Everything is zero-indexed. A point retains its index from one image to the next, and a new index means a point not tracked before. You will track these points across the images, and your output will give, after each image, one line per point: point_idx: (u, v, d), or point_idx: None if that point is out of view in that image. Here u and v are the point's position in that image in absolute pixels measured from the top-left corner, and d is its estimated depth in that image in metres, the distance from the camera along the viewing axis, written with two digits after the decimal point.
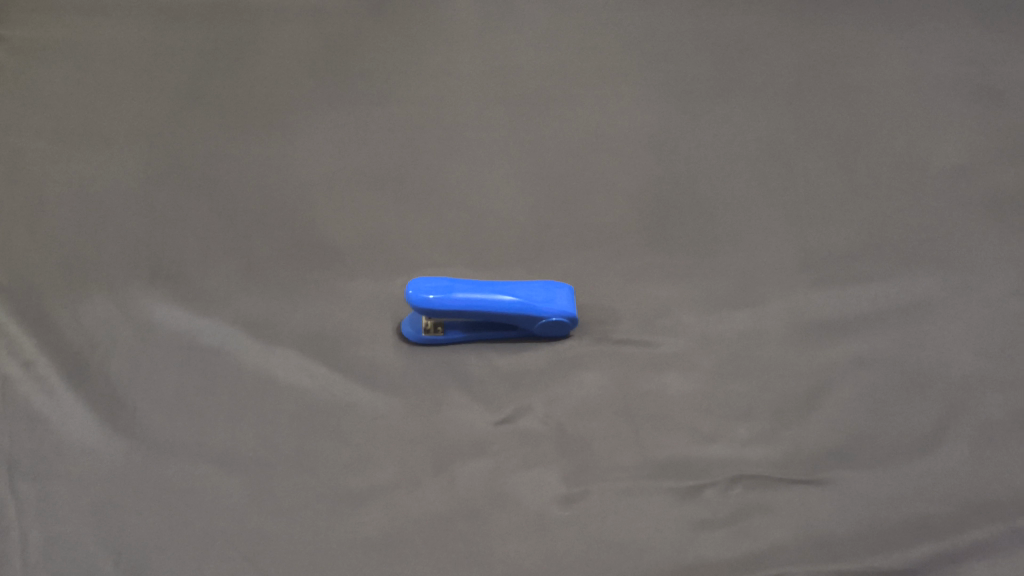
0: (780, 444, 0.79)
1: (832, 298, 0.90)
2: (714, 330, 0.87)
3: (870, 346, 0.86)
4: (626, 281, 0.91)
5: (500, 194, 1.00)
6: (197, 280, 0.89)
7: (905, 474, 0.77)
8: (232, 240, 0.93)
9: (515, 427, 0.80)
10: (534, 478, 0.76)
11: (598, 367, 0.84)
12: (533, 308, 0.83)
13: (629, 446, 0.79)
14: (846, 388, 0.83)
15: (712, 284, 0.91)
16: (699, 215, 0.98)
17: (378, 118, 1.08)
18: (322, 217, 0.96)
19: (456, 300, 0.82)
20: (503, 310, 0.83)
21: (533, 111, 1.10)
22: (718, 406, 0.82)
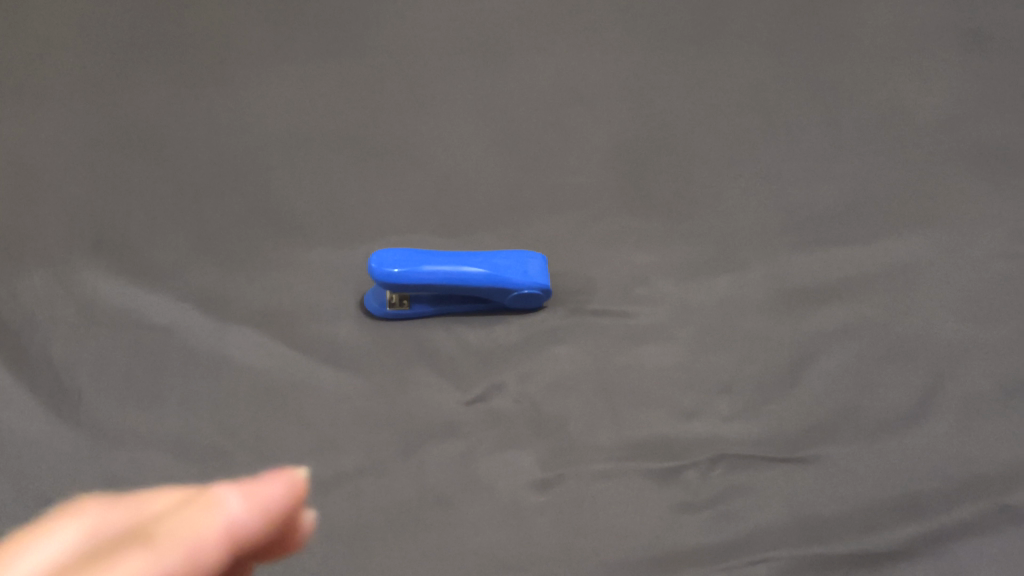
0: (763, 422, 0.76)
1: (816, 261, 0.86)
2: (693, 298, 0.83)
3: (855, 314, 0.83)
4: (601, 246, 0.87)
5: (467, 152, 0.94)
6: (143, 251, 0.83)
7: (889, 450, 0.75)
8: (181, 206, 0.87)
9: (487, 407, 0.76)
10: (507, 463, 0.73)
11: (573, 340, 0.80)
12: (504, 280, 0.79)
13: (606, 426, 0.75)
14: (831, 359, 0.80)
15: (692, 248, 0.87)
16: (678, 172, 0.93)
17: (338, 70, 1.02)
18: (277, 179, 0.90)
19: (421, 275, 0.77)
20: (471, 283, 0.78)
21: (501, 62, 1.04)
22: (698, 381, 0.79)
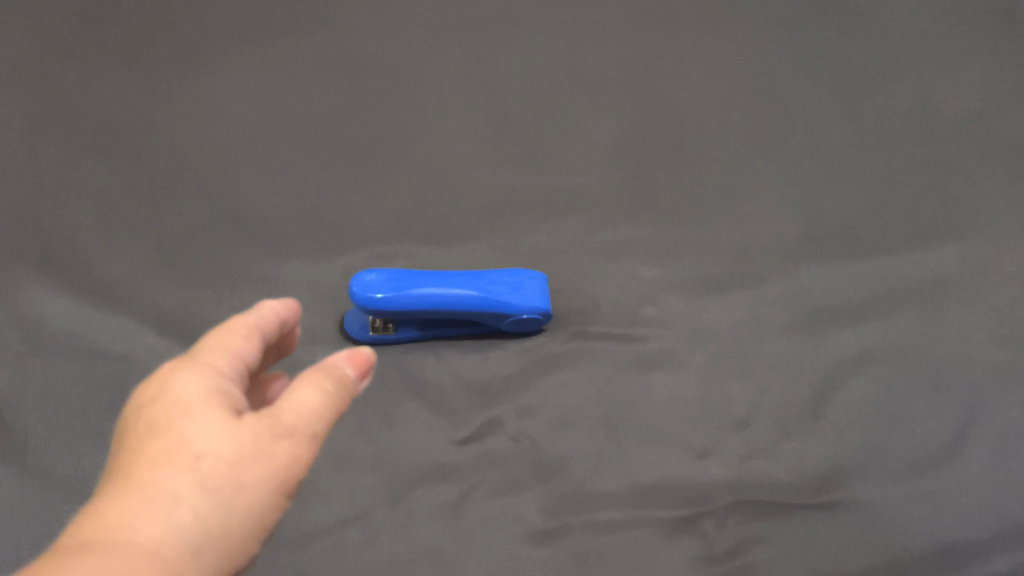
0: (783, 462, 0.69)
1: (837, 276, 0.79)
2: (707, 320, 0.76)
3: (880, 337, 0.76)
4: (604, 258, 0.79)
5: (458, 147, 0.86)
6: (96, 266, 0.74)
7: (925, 490, 0.67)
8: (139, 213, 0.78)
9: (482, 447, 0.69)
10: (505, 514, 0.65)
11: (576, 369, 0.73)
12: (500, 304, 0.71)
13: (613, 469, 0.68)
14: (856, 389, 0.73)
15: (703, 261, 0.80)
16: (686, 175, 0.86)
17: (318, 52, 0.93)
18: (247, 179, 0.81)
19: (410, 300, 0.69)
20: (464, 309, 0.70)
21: (497, 45, 0.96)
22: (713, 416, 0.71)
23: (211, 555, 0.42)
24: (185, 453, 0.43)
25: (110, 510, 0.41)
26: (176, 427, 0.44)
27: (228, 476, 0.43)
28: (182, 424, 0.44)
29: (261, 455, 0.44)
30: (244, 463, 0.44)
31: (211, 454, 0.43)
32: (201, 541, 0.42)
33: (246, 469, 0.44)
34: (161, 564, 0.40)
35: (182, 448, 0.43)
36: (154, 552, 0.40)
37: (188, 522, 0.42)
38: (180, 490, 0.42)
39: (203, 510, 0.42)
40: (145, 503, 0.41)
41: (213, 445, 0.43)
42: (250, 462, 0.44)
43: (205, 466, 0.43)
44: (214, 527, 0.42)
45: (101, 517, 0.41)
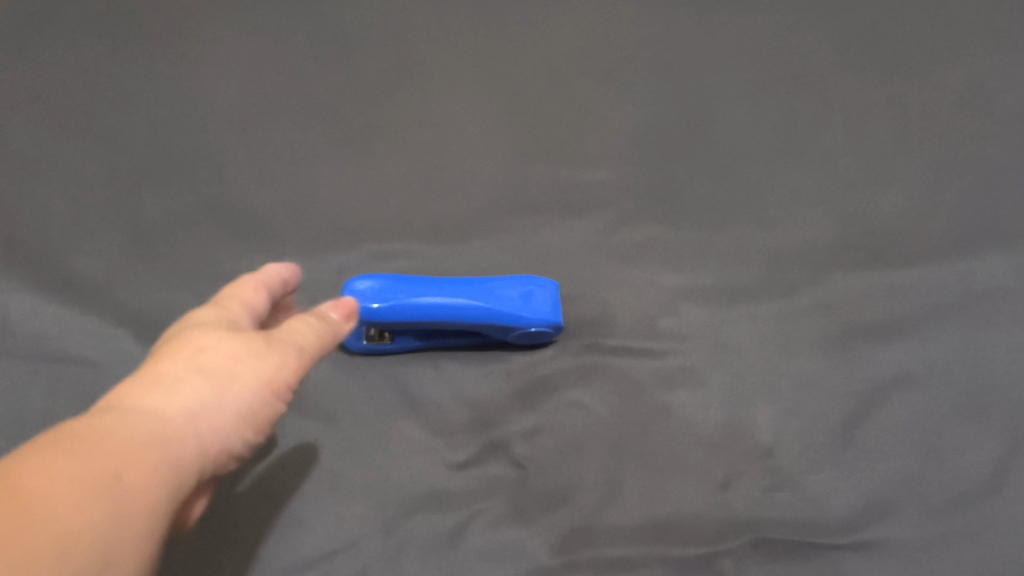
0: (810, 496, 0.62)
1: (875, 286, 0.73)
2: (731, 334, 0.70)
3: (921, 357, 0.69)
4: (618, 264, 0.74)
5: (465, 136, 0.81)
6: (67, 259, 0.68)
7: (969, 529, 0.60)
8: (115, 202, 0.72)
9: (482, 473, 0.63)
10: (505, 547, 0.59)
11: (586, 386, 0.67)
12: (507, 317, 0.65)
13: (624, 500, 0.61)
14: (894, 414, 0.66)
15: (728, 270, 0.74)
16: (711, 172, 0.80)
17: (318, 19, 0.86)
18: (237, 168, 0.76)
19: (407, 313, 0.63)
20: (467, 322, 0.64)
21: (513, 16, 0.89)
22: (736, 441, 0.65)
23: (208, 425, 0.46)
24: (186, 346, 0.49)
25: (117, 391, 0.46)
26: (180, 336, 0.50)
27: (226, 362, 0.49)
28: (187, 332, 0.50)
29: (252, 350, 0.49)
30: (238, 359, 0.49)
31: (211, 346, 0.49)
32: (200, 410, 0.46)
33: (244, 361, 0.49)
34: (165, 414, 0.45)
35: (187, 345, 0.49)
36: (160, 408, 0.45)
37: (191, 395, 0.46)
38: (180, 370, 0.47)
39: (202, 386, 0.47)
40: (150, 380, 0.46)
41: (213, 343, 0.49)
42: (244, 354, 0.49)
43: (204, 356, 0.48)
44: (213, 400, 0.47)
45: (113, 394, 0.46)
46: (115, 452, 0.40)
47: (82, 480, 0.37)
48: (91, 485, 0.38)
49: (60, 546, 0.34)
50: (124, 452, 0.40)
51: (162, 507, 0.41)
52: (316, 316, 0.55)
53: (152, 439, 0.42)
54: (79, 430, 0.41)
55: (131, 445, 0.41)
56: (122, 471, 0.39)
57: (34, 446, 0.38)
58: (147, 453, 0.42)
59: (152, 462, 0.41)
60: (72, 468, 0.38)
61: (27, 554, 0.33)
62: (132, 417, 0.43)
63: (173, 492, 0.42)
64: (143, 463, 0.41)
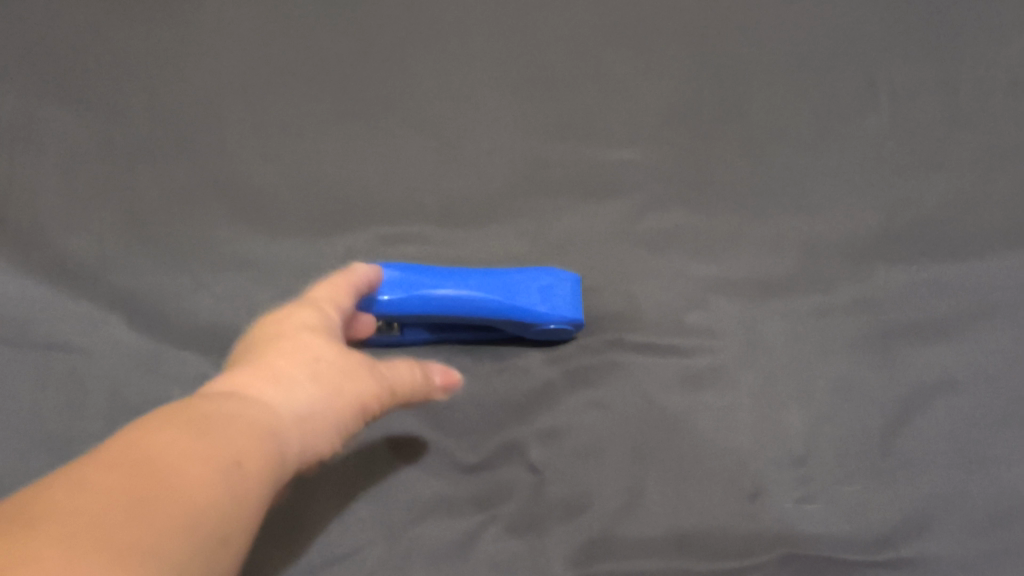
0: (844, 508, 0.57)
1: (920, 280, 0.68)
2: (763, 330, 0.66)
3: (969, 360, 0.64)
4: (644, 252, 0.70)
5: (485, 110, 0.77)
6: (57, 236, 0.65)
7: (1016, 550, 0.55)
8: (110, 175, 0.69)
9: (493, 476, 0.59)
10: (516, 560, 0.55)
11: (607, 385, 0.63)
12: (519, 313, 0.61)
13: (643, 509, 0.57)
14: (938, 419, 0.61)
15: (763, 260, 0.70)
16: (747, 152, 0.75)
17: None
18: (241, 142, 0.72)
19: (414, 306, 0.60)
20: (477, 317, 0.61)
21: None
22: (766, 447, 0.60)
23: (314, 431, 0.46)
24: (303, 352, 0.49)
25: (234, 376, 0.46)
26: (298, 334, 0.51)
27: (336, 376, 0.49)
28: (300, 335, 0.51)
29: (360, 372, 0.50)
30: (348, 376, 0.50)
31: (326, 358, 0.50)
32: (308, 413, 0.46)
33: (352, 380, 0.50)
34: (281, 410, 0.44)
35: (304, 350, 0.50)
36: (274, 403, 0.45)
37: (305, 397, 0.46)
38: (297, 373, 0.47)
39: (313, 390, 0.47)
40: (266, 373, 0.46)
41: (328, 358, 0.50)
42: (352, 375, 0.50)
43: (319, 365, 0.49)
44: (322, 408, 0.47)
45: (230, 378, 0.46)
46: (240, 440, 0.40)
47: (208, 461, 0.37)
48: (217, 467, 0.37)
49: (188, 523, 0.34)
50: (248, 442, 0.40)
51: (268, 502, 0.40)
52: (416, 366, 0.56)
53: (265, 434, 0.42)
54: (203, 412, 0.40)
55: (253, 436, 0.41)
56: (244, 460, 0.39)
57: (170, 422, 0.38)
58: (262, 445, 0.41)
59: (268, 453, 0.41)
60: (199, 448, 0.37)
61: (158, 527, 0.32)
62: (253, 406, 0.43)
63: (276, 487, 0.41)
64: (259, 456, 0.40)
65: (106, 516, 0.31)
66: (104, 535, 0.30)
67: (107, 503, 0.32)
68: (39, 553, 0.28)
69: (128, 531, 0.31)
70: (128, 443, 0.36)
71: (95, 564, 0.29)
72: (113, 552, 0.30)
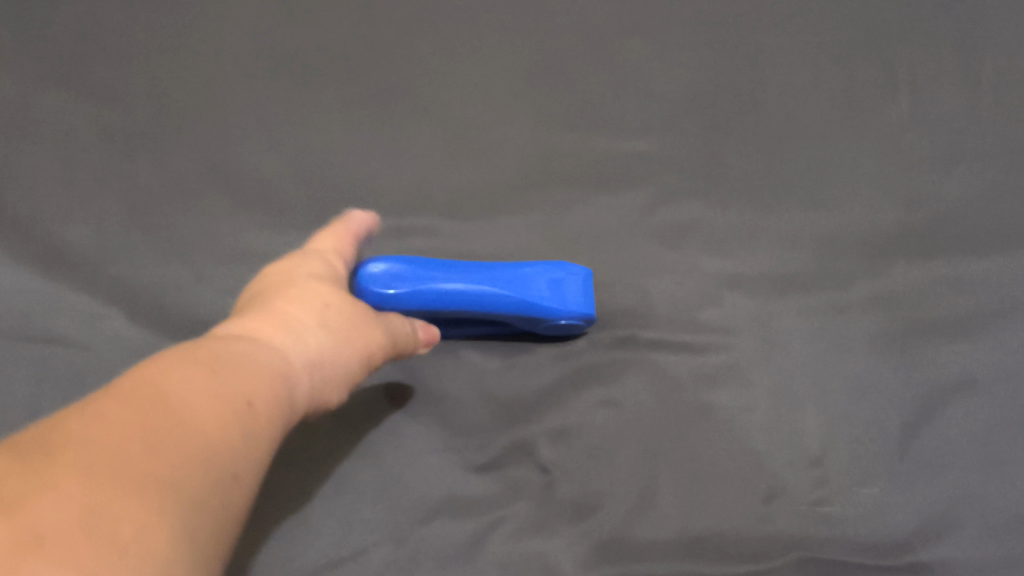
0: (861, 510, 0.56)
1: (939, 277, 0.66)
2: (779, 327, 0.64)
3: (990, 358, 0.62)
4: (656, 246, 0.69)
5: (495, 101, 0.75)
6: (55, 227, 0.63)
7: None
8: (109, 162, 0.67)
9: (501, 475, 0.58)
10: (525, 560, 0.53)
11: (619, 382, 0.62)
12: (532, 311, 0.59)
13: (655, 509, 0.56)
14: (959, 419, 0.59)
15: (779, 255, 0.68)
16: (762, 144, 0.74)
17: None
18: (245, 131, 0.71)
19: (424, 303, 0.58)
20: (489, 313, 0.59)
21: None
22: (781, 446, 0.59)
23: (322, 376, 0.48)
24: (312, 300, 0.51)
25: (245, 323, 0.48)
26: (305, 283, 0.53)
27: (344, 324, 0.51)
28: (306, 284, 0.53)
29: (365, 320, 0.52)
30: (353, 323, 0.52)
31: (333, 307, 0.52)
32: (317, 359, 0.48)
33: (356, 329, 0.52)
34: (291, 354, 0.46)
35: (312, 297, 0.52)
36: (285, 348, 0.46)
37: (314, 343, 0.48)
38: (306, 320, 0.49)
39: (321, 338, 0.49)
40: (274, 319, 0.48)
41: (335, 308, 0.52)
42: (358, 323, 0.52)
43: (327, 314, 0.51)
44: (330, 354, 0.49)
45: (241, 323, 0.47)
46: (251, 380, 0.41)
47: (219, 398, 0.38)
48: (228, 403, 0.38)
49: (204, 454, 0.35)
50: (258, 381, 0.41)
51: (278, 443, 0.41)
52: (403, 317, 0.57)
53: (275, 375, 0.43)
54: (216, 352, 0.42)
55: (263, 375, 0.42)
56: (253, 398, 0.40)
57: (183, 359, 0.39)
58: (272, 386, 0.42)
59: (277, 394, 0.42)
60: (210, 385, 0.38)
61: (177, 456, 0.33)
62: (267, 350, 0.45)
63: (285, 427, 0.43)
64: (269, 396, 0.41)
65: (126, 444, 0.32)
66: (127, 460, 0.31)
67: (126, 431, 0.33)
68: (63, 475, 0.29)
69: (147, 457, 0.32)
70: (141, 379, 0.37)
71: (117, 488, 0.30)
72: (134, 476, 0.31)
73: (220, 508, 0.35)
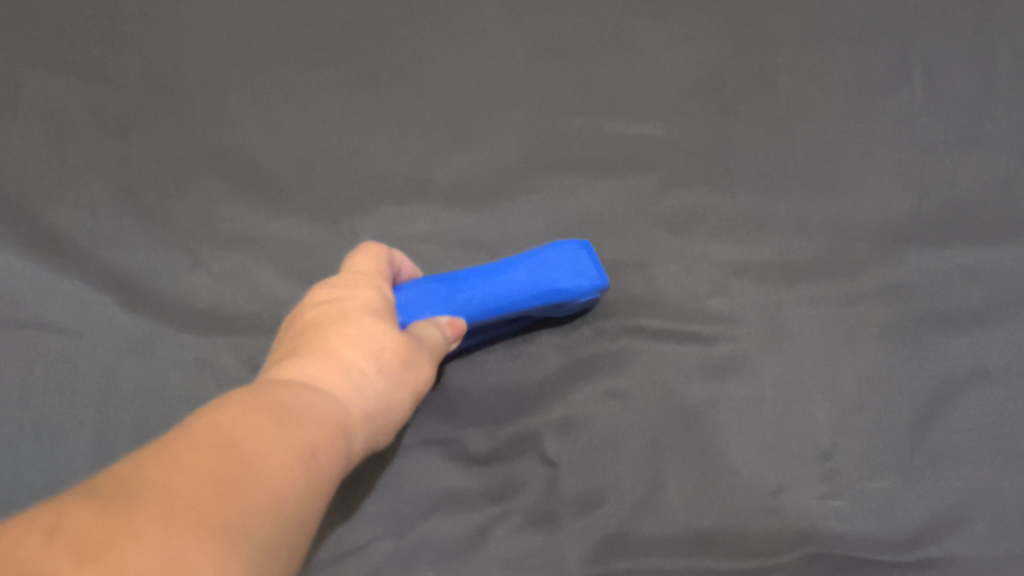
0: (869, 506, 0.55)
1: (953, 267, 0.65)
2: (789, 317, 0.63)
3: (1002, 352, 0.61)
4: (665, 232, 0.67)
5: (500, 79, 0.73)
6: (45, 210, 0.61)
7: None
8: (100, 142, 0.65)
9: (504, 469, 0.56)
10: (529, 556, 0.53)
11: (625, 372, 0.60)
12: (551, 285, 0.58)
13: (661, 506, 0.55)
14: (970, 414, 0.58)
15: (789, 243, 0.67)
16: (774, 127, 0.72)
17: None
18: (241, 110, 0.69)
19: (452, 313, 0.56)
20: (512, 306, 0.58)
21: None
22: (789, 440, 0.57)
23: (374, 421, 0.45)
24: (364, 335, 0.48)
25: (298, 364, 0.44)
26: (360, 318, 0.49)
27: (397, 364, 0.48)
28: (358, 312, 0.50)
29: (413, 359, 0.49)
30: (405, 364, 0.49)
31: (386, 342, 0.49)
32: (371, 405, 0.45)
33: (408, 367, 0.49)
34: (351, 402, 0.43)
35: (362, 330, 0.48)
36: (341, 392, 0.43)
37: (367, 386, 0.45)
38: (358, 359, 0.46)
39: (376, 381, 0.46)
40: (331, 360, 0.45)
41: (387, 342, 0.48)
42: (407, 362, 0.49)
43: (379, 349, 0.48)
44: (382, 399, 0.46)
45: (297, 365, 0.44)
46: (313, 430, 0.38)
47: (287, 447, 0.36)
48: (297, 455, 0.36)
49: (275, 509, 0.33)
50: (320, 432, 0.39)
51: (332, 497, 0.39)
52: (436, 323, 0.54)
53: (336, 425, 0.41)
54: (279, 400, 0.39)
55: (325, 426, 0.39)
56: (317, 450, 0.38)
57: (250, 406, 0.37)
58: (334, 438, 0.40)
59: (338, 447, 0.40)
60: (277, 434, 0.36)
61: (251, 507, 0.32)
62: (325, 397, 0.42)
63: (342, 478, 0.41)
64: (330, 449, 0.39)
65: (199, 493, 0.30)
66: (202, 509, 0.30)
67: (200, 481, 0.31)
68: (141, 528, 0.28)
69: (222, 510, 0.30)
70: (213, 424, 0.35)
71: (195, 543, 0.28)
72: (211, 530, 0.29)
73: (284, 566, 0.33)
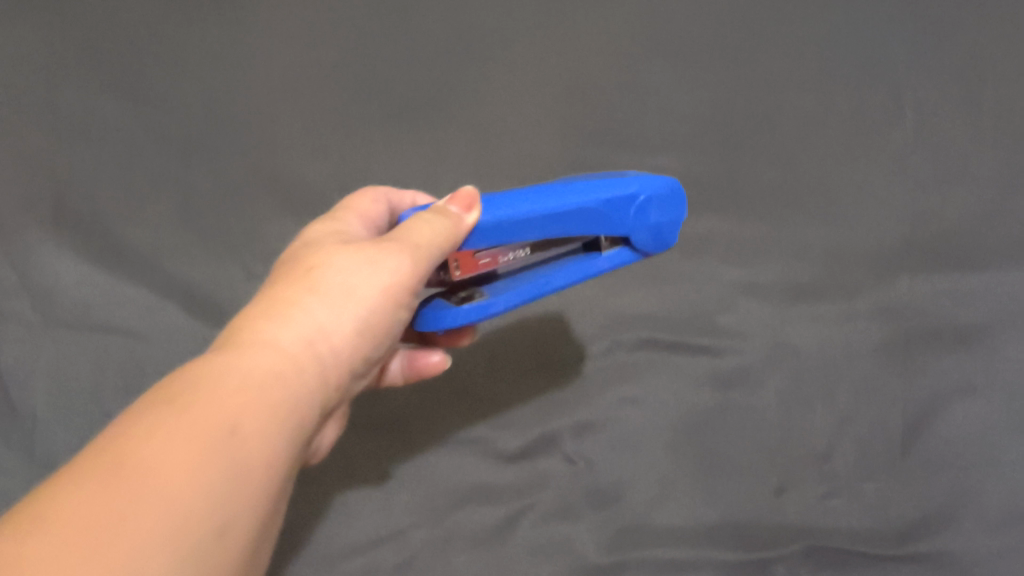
0: (867, 504, 0.60)
1: (940, 291, 0.70)
2: (791, 334, 0.70)
3: (988, 366, 0.66)
4: (677, 256, 0.78)
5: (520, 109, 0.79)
6: (120, 230, 0.73)
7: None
8: (167, 167, 0.75)
9: (532, 466, 0.62)
10: (552, 544, 0.58)
11: (640, 381, 0.68)
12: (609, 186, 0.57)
13: (674, 501, 0.60)
14: (955, 421, 0.63)
15: (791, 267, 0.75)
16: (780, 157, 0.78)
17: None
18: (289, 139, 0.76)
19: (486, 232, 0.53)
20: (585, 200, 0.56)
21: None
22: (790, 443, 0.63)
23: (323, 354, 0.44)
24: (307, 275, 0.47)
25: (237, 326, 0.44)
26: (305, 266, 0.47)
27: (347, 285, 0.46)
28: (302, 261, 0.49)
29: (369, 260, 0.47)
30: (356, 283, 0.46)
31: (329, 270, 0.47)
32: (318, 343, 0.44)
33: (370, 273, 0.47)
34: (285, 352, 0.42)
35: (300, 268, 0.48)
36: (277, 342, 0.43)
37: (308, 320, 0.44)
38: (295, 302, 0.45)
39: (318, 314, 0.45)
40: (268, 313, 0.44)
41: (333, 270, 0.47)
42: (362, 270, 0.47)
43: (320, 278, 0.46)
44: (332, 333, 0.45)
45: (231, 328, 0.43)
46: (233, 400, 0.37)
47: (196, 435, 0.34)
48: (204, 439, 0.35)
49: (172, 514, 0.31)
50: (241, 399, 0.38)
51: (275, 457, 0.38)
52: (436, 212, 0.51)
53: (267, 382, 0.40)
54: (191, 380, 0.38)
55: (247, 393, 0.38)
56: (238, 422, 0.37)
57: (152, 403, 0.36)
58: (262, 399, 0.39)
59: (269, 408, 0.39)
60: (181, 423, 0.34)
61: (134, 534, 0.30)
62: (249, 358, 0.41)
63: (287, 433, 0.40)
64: (258, 412, 0.38)
65: (70, 546, 0.28)
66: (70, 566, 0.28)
67: (74, 527, 0.29)
68: None
69: (99, 553, 0.29)
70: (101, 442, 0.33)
71: None
72: None
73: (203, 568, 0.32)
